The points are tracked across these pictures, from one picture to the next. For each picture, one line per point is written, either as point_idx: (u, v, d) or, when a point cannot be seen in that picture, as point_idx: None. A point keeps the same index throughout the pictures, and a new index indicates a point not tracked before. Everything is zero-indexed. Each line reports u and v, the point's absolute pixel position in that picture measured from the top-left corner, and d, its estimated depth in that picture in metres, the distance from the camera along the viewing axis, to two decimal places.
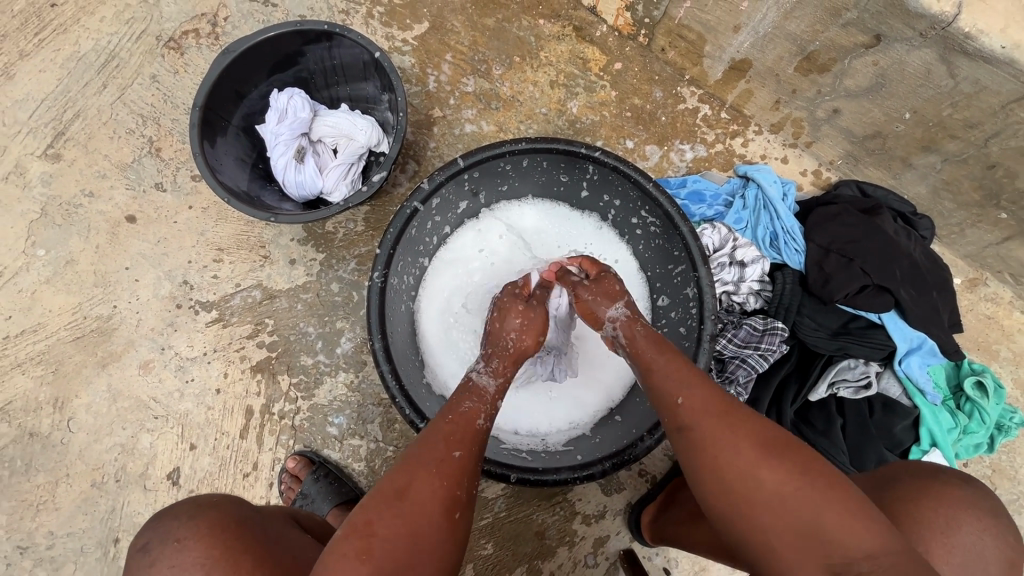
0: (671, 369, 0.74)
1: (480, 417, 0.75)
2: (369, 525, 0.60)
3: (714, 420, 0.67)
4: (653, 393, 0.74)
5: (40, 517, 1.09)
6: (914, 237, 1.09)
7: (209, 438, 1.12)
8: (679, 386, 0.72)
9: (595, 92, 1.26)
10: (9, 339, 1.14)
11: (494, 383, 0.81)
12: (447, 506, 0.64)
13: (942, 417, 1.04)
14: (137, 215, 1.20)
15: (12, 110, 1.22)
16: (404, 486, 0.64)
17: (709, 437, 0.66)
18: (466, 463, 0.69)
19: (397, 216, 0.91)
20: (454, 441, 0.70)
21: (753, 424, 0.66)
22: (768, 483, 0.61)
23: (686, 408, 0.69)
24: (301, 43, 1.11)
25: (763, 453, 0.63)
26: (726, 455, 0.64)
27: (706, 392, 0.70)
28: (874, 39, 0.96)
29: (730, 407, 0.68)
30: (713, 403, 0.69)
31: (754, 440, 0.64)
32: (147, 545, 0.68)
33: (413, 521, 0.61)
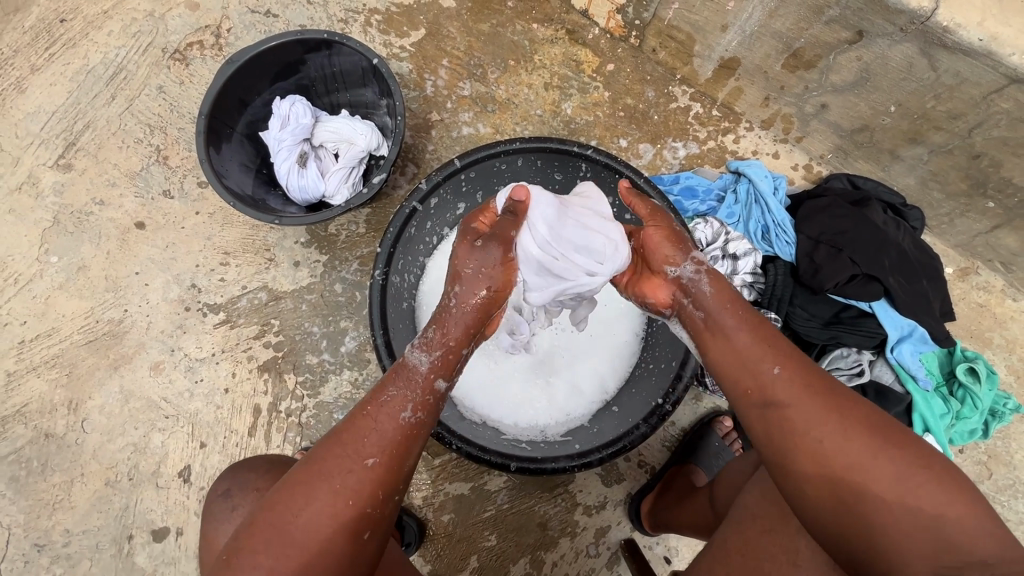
0: (758, 345, 0.70)
1: (404, 412, 0.71)
2: (255, 552, 0.61)
3: (816, 401, 0.63)
4: (735, 360, 0.70)
5: (57, 515, 1.12)
6: (903, 227, 1.11)
7: (219, 436, 1.15)
8: (771, 357, 0.68)
9: (588, 92, 1.29)
10: (25, 343, 1.18)
11: (427, 361, 0.75)
12: (349, 528, 0.64)
13: (935, 403, 1.06)
14: (146, 222, 1.24)
15: (25, 123, 1.26)
16: (302, 505, 0.63)
17: (808, 415, 0.63)
18: (377, 476, 0.66)
19: (397, 216, 0.94)
20: (369, 448, 0.67)
21: (854, 404, 0.64)
22: (871, 466, 0.59)
23: (778, 382, 0.66)
24: (302, 52, 1.15)
25: (865, 434, 0.61)
26: (830, 440, 0.61)
27: (796, 367, 0.67)
28: (857, 35, 0.98)
29: (827, 384, 0.65)
30: (811, 379, 0.66)
31: (858, 420, 0.62)
32: (228, 491, 0.85)
33: (306, 543, 0.62)
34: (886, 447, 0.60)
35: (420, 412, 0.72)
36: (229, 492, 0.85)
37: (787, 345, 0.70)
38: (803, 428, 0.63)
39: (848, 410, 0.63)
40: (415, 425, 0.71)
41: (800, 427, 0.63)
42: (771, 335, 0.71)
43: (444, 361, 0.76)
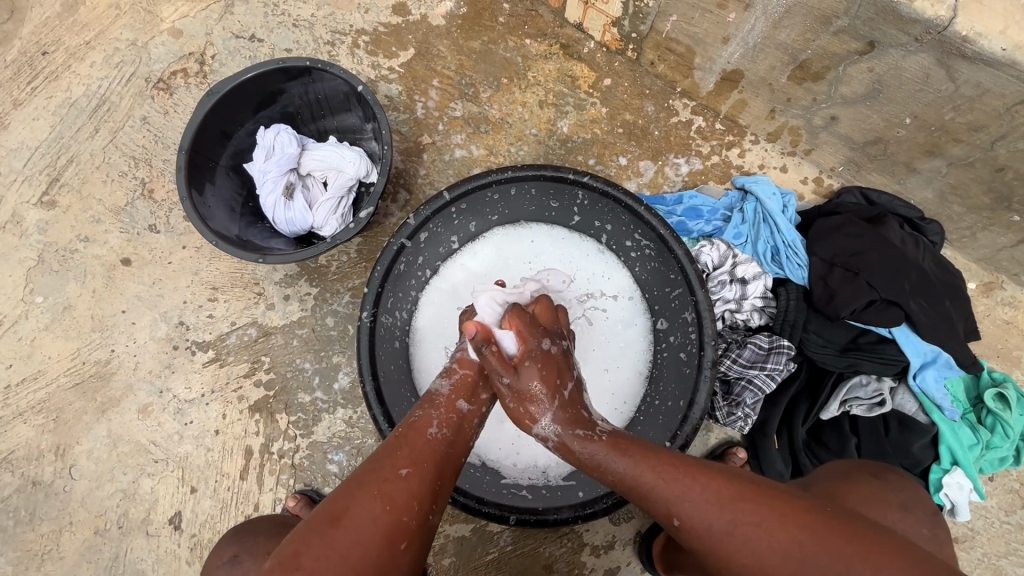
0: (643, 468, 0.65)
1: (433, 426, 0.69)
2: (297, 556, 0.55)
3: (720, 512, 0.57)
4: (643, 507, 0.64)
5: (46, 566, 1.09)
6: (923, 244, 1.05)
7: (210, 480, 1.12)
8: (666, 500, 0.61)
9: (585, 109, 1.23)
10: (11, 388, 1.15)
11: (449, 382, 0.77)
12: (388, 536, 0.58)
13: (962, 433, 1.00)
14: (132, 258, 1.20)
15: (8, 160, 1.23)
16: (343, 508, 0.59)
17: (725, 552, 0.56)
18: (416, 481, 0.62)
19: (383, 253, 0.90)
20: (403, 456, 0.64)
21: (767, 518, 0.55)
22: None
23: (686, 530, 0.60)
24: (284, 80, 1.10)
25: (785, 546, 0.53)
26: (751, 548, 0.55)
27: (693, 494, 0.60)
28: (868, 46, 0.93)
29: (733, 499, 0.58)
30: (710, 506, 0.58)
31: (776, 536, 0.54)
32: (236, 558, 0.80)
33: (345, 548, 0.56)
34: (810, 548, 0.52)
35: (449, 425, 0.71)
36: (237, 557, 0.80)
37: (682, 467, 0.63)
38: (732, 561, 0.56)
39: (763, 524, 0.55)
40: (446, 435, 0.69)
41: (727, 566, 0.56)
42: (653, 454, 0.66)
43: (464, 382, 0.77)
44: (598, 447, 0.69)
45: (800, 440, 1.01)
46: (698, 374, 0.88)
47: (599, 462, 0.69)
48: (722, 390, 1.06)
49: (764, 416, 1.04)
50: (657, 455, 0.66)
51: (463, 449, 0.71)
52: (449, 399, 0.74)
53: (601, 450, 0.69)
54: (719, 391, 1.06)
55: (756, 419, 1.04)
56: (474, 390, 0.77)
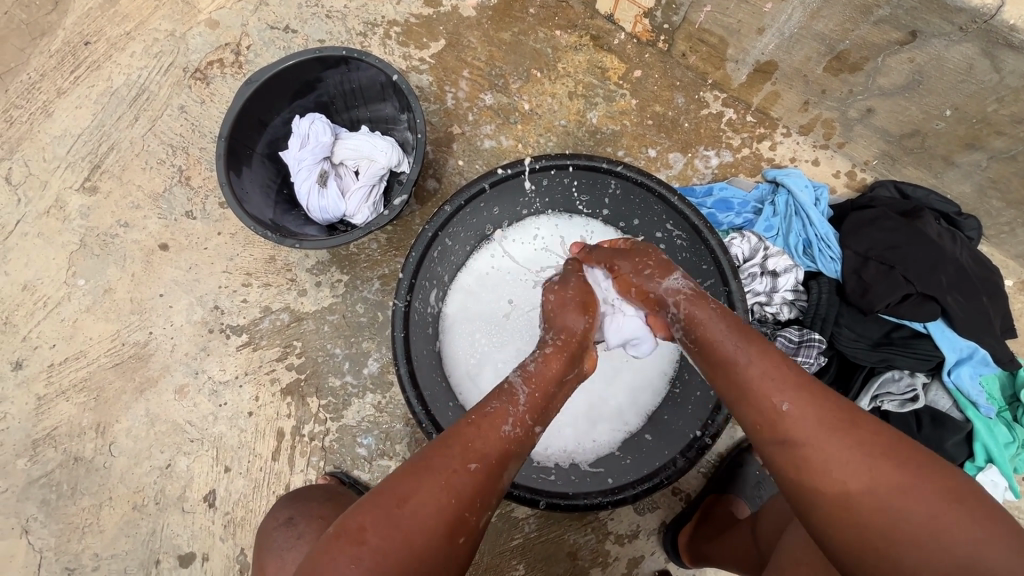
0: (757, 362, 0.66)
1: (507, 424, 0.68)
2: (362, 530, 0.57)
3: (821, 418, 0.60)
4: (739, 392, 0.66)
5: (86, 539, 1.13)
6: (960, 239, 1.03)
7: (243, 460, 1.15)
8: (786, 392, 0.63)
9: (614, 101, 1.23)
10: (54, 366, 1.19)
11: (527, 390, 0.73)
12: (450, 525, 0.59)
13: (997, 431, 0.99)
14: (169, 243, 1.23)
15: (52, 147, 1.26)
16: (409, 492, 0.60)
17: (817, 444, 0.59)
18: (480, 479, 0.63)
19: (418, 240, 0.91)
20: (472, 450, 0.64)
21: (865, 432, 0.59)
22: (898, 497, 0.55)
23: (784, 415, 0.62)
24: (320, 69, 1.12)
25: (890, 470, 0.56)
26: (840, 445, 0.58)
27: (803, 394, 0.63)
28: (909, 36, 0.92)
29: (854, 418, 0.60)
30: (831, 417, 0.60)
31: (870, 452, 0.57)
32: (292, 520, 0.85)
33: (408, 531, 0.57)
34: (899, 466, 0.56)
35: (521, 426, 0.69)
36: (292, 519, 0.85)
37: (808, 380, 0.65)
38: (815, 466, 0.59)
39: (874, 451, 0.57)
40: (517, 437, 0.68)
41: (817, 462, 0.58)
42: (776, 354, 0.67)
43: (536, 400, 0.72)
44: (717, 327, 0.72)
45: None
46: None
47: (715, 339, 0.71)
48: None
49: None
50: (774, 351, 0.68)
51: (529, 450, 0.70)
52: (526, 403, 0.71)
53: (715, 329, 0.72)
54: None
55: None
56: (541, 410, 0.72)
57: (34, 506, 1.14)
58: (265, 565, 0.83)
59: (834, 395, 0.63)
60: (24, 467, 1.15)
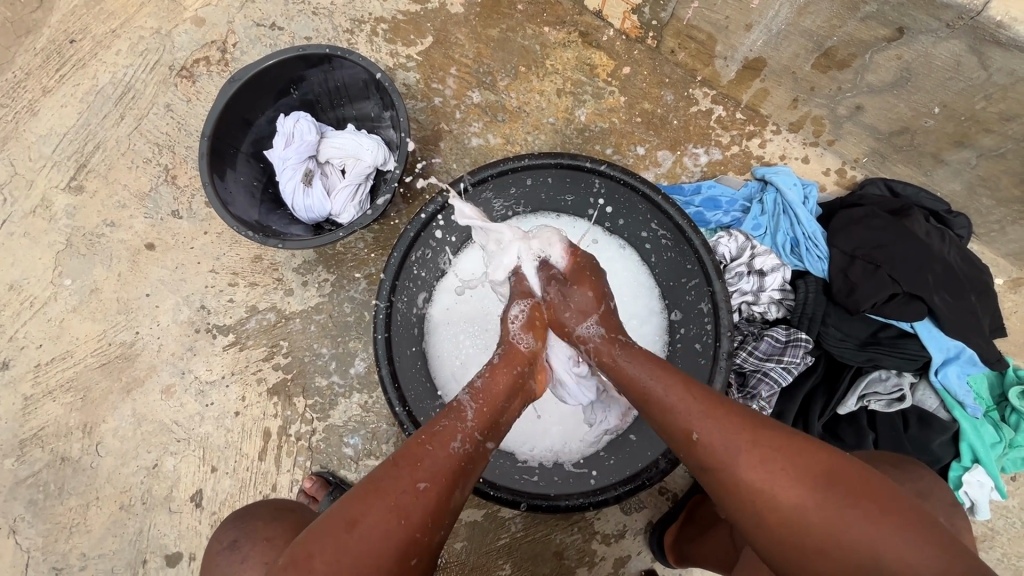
0: (678, 394, 0.67)
1: (456, 439, 0.68)
2: (310, 557, 0.57)
3: (739, 440, 0.60)
4: (665, 427, 0.66)
5: (73, 539, 1.13)
6: (948, 237, 1.02)
7: (230, 459, 1.14)
8: (693, 419, 0.64)
9: (603, 98, 1.22)
10: (41, 367, 1.18)
11: (474, 406, 0.73)
12: (402, 550, 0.60)
13: (984, 431, 0.98)
14: (156, 242, 1.23)
15: (38, 146, 1.26)
16: (359, 514, 0.60)
17: (736, 471, 0.59)
18: (432, 498, 0.63)
19: (399, 241, 0.90)
20: (423, 470, 0.64)
21: (787, 447, 0.59)
22: (805, 502, 0.55)
23: (705, 445, 0.62)
24: (304, 68, 1.12)
25: (797, 476, 0.56)
26: (758, 470, 0.58)
27: (722, 420, 0.62)
28: (897, 32, 0.91)
29: (761, 428, 0.61)
30: (737, 433, 0.61)
31: (789, 470, 0.57)
32: (237, 543, 0.84)
33: (357, 556, 0.57)
34: (816, 488, 0.55)
35: (472, 441, 0.69)
36: (237, 543, 0.84)
37: (718, 396, 0.66)
38: (728, 485, 0.59)
39: (782, 457, 0.58)
40: (469, 452, 0.68)
41: (727, 486, 0.59)
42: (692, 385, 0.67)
43: (482, 415, 0.73)
44: (636, 359, 0.74)
45: (815, 434, 1.00)
46: (713, 365, 0.88)
47: (632, 375, 0.72)
48: (738, 381, 1.05)
49: (779, 409, 1.03)
50: (692, 383, 0.68)
51: (484, 463, 0.71)
52: (474, 418, 0.72)
53: (638, 357, 0.74)
54: (734, 383, 1.05)
55: (771, 412, 1.03)
56: (492, 422, 0.73)
57: (21, 506, 1.14)
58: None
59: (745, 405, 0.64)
60: (11, 467, 1.15)
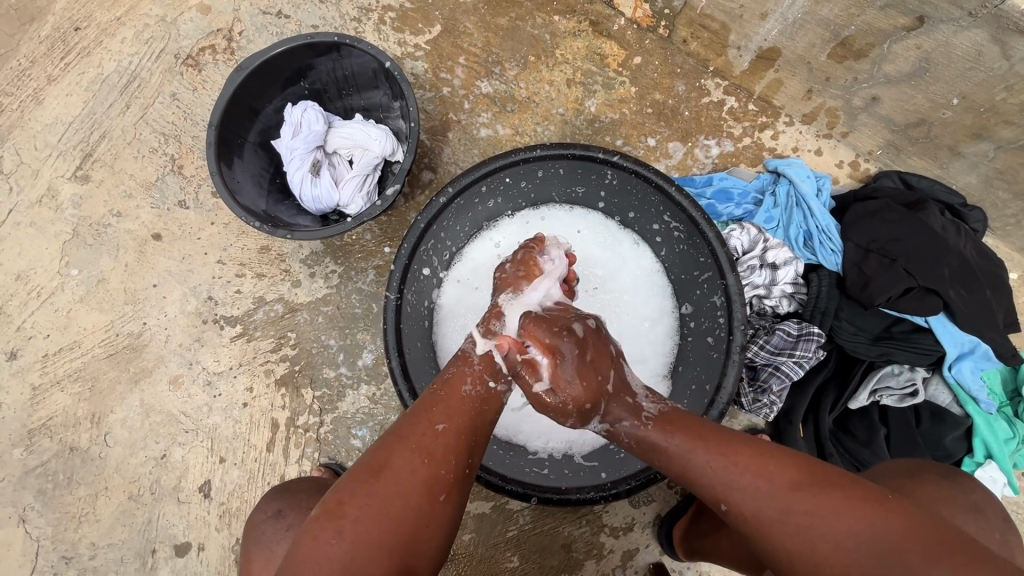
0: (696, 458, 0.63)
1: (467, 382, 0.70)
2: (342, 503, 0.58)
3: (769, 506, 0.57)
4: (693, 493, 0.64)
5: (82, 528, 1.14)
6: (964, 231, 1.01)
7: (238, 450, 1.15)
8: (717, 488, 0.60)
9: (613, 88, 1.20)
10: (48, 357, 1.18)
11: (480, 349, 0.75)
12: (429, 485, 0.60)
13: (998, 427, 0.98)
14: (162, 233, 1.22)
15: (43, 135, 1.25)
16: (383, 460, 0.61)
17: (771, 543, 0.57)
18: (451, 436, 0.64)
19: (410, 231, 0.89)
20: (437, 413, 0.66)
21: (820, 512, 0.55)
22: (848, 562, 0.53)
23: (734, 514, 0.59)
24: (312, 56, 1.10)
25: (833, 543, 0.54)
26: (793, 540, 0.55)
27: (748, 484, 0.59)
28: (917, 21, 0.90)
29: (792, 488, 0.57)
30: (765, 498, 0.58)
31: (824, 535, 0.54)
32: (281, 513, 0.85)
33: (387, 497, 0.58)
34: (860, 556, 0.52)
35: (482, 383, 0.71)
36: (281, 512, 0.85)
37: (746, 445, 0.62)
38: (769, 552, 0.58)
39: (819, 518, 0.55)
40: (482, 394, 0.70)
41: (767, 552, 0.58)
42: (711, 443, 0.63)
43: (489, 354, 0.75)
44: (647, 418, 0.69)
45: (826, 428, 1.00)
46: (726, 358, 0.87)
47: (650, 431, 0.69)
48: (749, 375, 1.04)
49: (790, 403, 1.02)
50: (711, 434, 0.64)
51: (500, 404, 0.72)
52: (482, 359, 0.74)
53: (649, 428, 0.67)
54: (745, 377, 1.04)
55: (781, 407, 1.02)
56: (500, 362, 0.75)
57: (30, 496, 1.14)
58: (252, 556, 0.85)
59: (767, 456, 0.61)
60: (20, 457, 1.16)
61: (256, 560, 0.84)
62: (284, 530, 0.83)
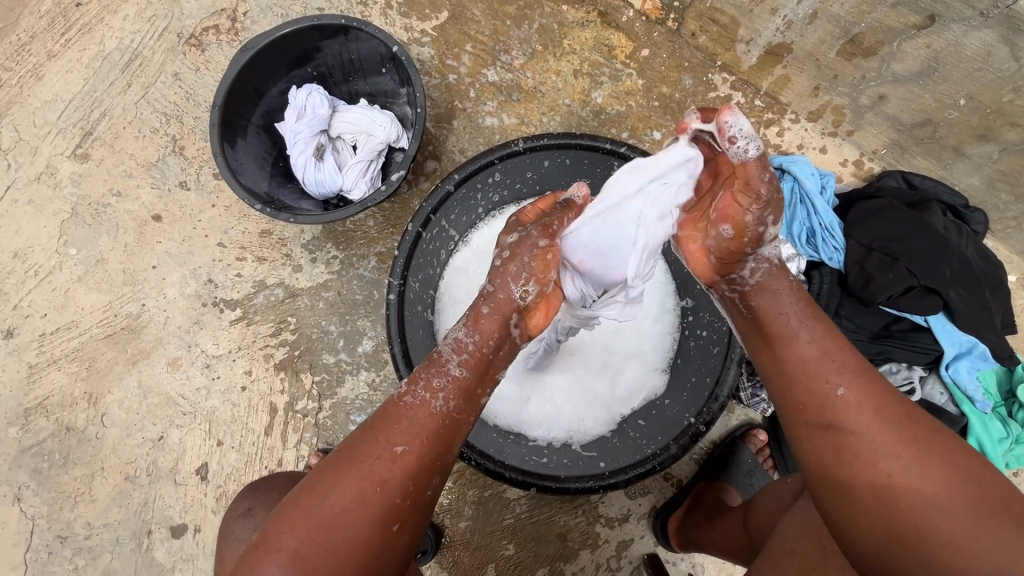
0: (830, 352, 0.63)
1: (437, 399, 0.66)
2: (282, 532, 0.59)
3: (887, 418, 0.58)
4: (795, 380, 0.63)
5: (78, 508, 1.13)
6: (966, 232, 1.01)
7: (236, 434, 1.14)
8: (841, 374, 0.61)
9: (620, 80, 1.20)
10: (46, 336, 1.17)
11: (460, 359, 0.68)
12: (379, 516, 0.60)
13: (992, 426, 0.99)
14: (163, 214, 1.21)
15: (42, 111, 1.23)
16: (330, 487, 0.61)
17: (869, 442, 0.57)
18: (409, 460, 0.62)
19: (415, 218, 0.89)
20: (399, 433, 0.63)
21: (934, 445, 0.56)
22: (935, 490, 0.54)
23: (846, 405, 0.59)
24: (319, 39, 1.09)
25: (934, 471, 0.55)
26: (890, 445, 0.56)
27: (870, 392, 0.60)
28: (927, 20, 0.92)
29: (909, 416, 0.58)
30: (884, 407, 0.59)
31: (930, 458, 0.55)
32: (250, 511, 0.84)
33: (332, 528, 0.59)
34: (953, 489, 0.54)
35: (449, 400, 0.67)
36: (252, 510, 0.84)
37: (871, 375, 0.62)
38: (852, 465, 0.57)
39: (920, 445, 0.56)
40: (450, 413, 0.66)
41: (856, 451, 0.57)
42: (846, 352, 0.63)
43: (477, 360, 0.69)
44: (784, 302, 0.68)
45: None
46: (727, 352, 0.88)
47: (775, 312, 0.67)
48: (747, 370, 1.06)
49: None
50: (842, 349, 0.64)
51: (470, 415, 0.69)
52: (465, 369, 0.68)
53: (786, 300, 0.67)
54: (744, 371, 1.06)
55: None
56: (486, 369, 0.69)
57: (25, 474, 1.14)
58: (225, 555, 0.84)
59: (893, 393, 0.61)
60: (15, 436, 1.15)
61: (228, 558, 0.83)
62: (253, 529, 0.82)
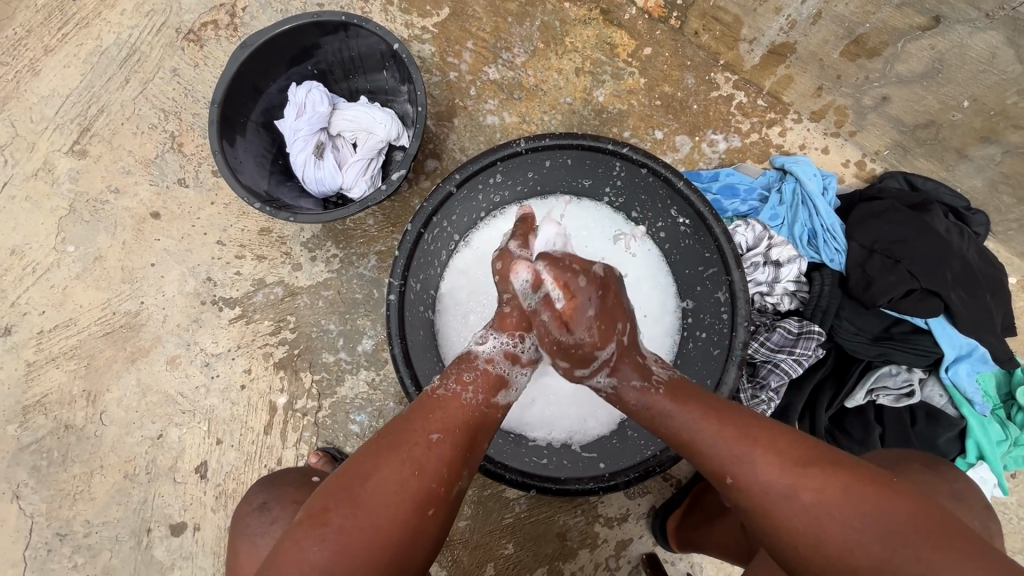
0: (705, 429, 0.64)
1: (467, 393, 0.71)
2: (327, 511, 0.58)
3: (776, 484, 0.58)
4: (695, 462, 0.65)
5: (77, 505, 1.13)
6: (968, 234, 1.01)
7: (235, 432, 1.14)
8: (727, 462, 0.61)
9: (622, 79, 1.19)
10: (44, 333, 1.17)
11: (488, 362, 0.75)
12: (418, 501, 0.60)
13: (990, 429, 0.99)
14: (161, 212, 1.20)
15: (39, 107, 1.22)
16: (370, 470, 0.61)
17: (770, 510, 0.58)
18: (446, 447, 0.64)
19: (415, 217, 0.88)
20: (435, 421, 0.66)
21: (830, 488, 0.56)
22: (845, 532, 0.54)
23: (739, 490, 0.60)
24: (318, 35, 1.08)
25: (838, 514, 0.55)
26: (783, 504, 0.57)
27: (752, 458, 0.60)
28: (933, 21, 0.93)
29: (800, 469, 0.58)
30: (773, 470, 0.59)
31: (829, 502, 0.55)
32: (265, 506, 0.85)
33: (376, 511, 0.58)
34: (859, 525, 0.54)
35: (480, 396, 0.71)
36: (265, 505, 0.85)
37: (757, 428, 0.63)
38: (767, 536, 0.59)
39: (824, 485, 0.56)
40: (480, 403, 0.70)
41: (760, 514, 0.59)
42: (722, 417, 0.64)
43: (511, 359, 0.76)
44: (656, 399, 0.69)
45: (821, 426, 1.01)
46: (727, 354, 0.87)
47: (661, 421, 0.68)
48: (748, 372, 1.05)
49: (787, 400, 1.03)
50: (724, 413, 0.65)
51: (496, 416, 0.73)
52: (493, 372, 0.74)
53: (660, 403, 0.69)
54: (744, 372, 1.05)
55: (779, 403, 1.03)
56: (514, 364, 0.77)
57: (24, 472, 1.14)
58: (239, 550, 0.84)
59: (784, 440, 0.61)
60: (14, 433, 1.15)
61: (243, 556, 0.83)
62: (269, 524, 0.82)
